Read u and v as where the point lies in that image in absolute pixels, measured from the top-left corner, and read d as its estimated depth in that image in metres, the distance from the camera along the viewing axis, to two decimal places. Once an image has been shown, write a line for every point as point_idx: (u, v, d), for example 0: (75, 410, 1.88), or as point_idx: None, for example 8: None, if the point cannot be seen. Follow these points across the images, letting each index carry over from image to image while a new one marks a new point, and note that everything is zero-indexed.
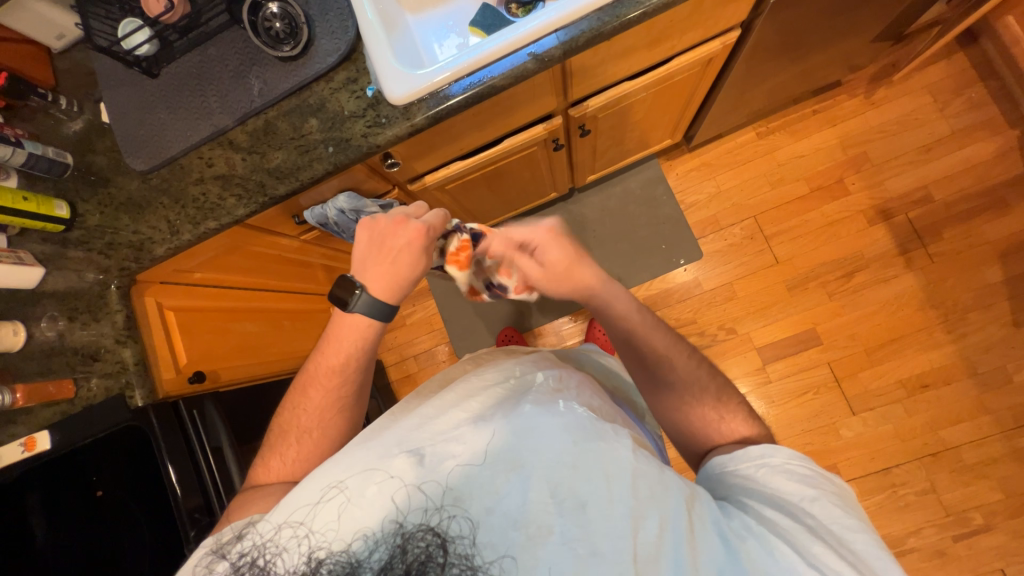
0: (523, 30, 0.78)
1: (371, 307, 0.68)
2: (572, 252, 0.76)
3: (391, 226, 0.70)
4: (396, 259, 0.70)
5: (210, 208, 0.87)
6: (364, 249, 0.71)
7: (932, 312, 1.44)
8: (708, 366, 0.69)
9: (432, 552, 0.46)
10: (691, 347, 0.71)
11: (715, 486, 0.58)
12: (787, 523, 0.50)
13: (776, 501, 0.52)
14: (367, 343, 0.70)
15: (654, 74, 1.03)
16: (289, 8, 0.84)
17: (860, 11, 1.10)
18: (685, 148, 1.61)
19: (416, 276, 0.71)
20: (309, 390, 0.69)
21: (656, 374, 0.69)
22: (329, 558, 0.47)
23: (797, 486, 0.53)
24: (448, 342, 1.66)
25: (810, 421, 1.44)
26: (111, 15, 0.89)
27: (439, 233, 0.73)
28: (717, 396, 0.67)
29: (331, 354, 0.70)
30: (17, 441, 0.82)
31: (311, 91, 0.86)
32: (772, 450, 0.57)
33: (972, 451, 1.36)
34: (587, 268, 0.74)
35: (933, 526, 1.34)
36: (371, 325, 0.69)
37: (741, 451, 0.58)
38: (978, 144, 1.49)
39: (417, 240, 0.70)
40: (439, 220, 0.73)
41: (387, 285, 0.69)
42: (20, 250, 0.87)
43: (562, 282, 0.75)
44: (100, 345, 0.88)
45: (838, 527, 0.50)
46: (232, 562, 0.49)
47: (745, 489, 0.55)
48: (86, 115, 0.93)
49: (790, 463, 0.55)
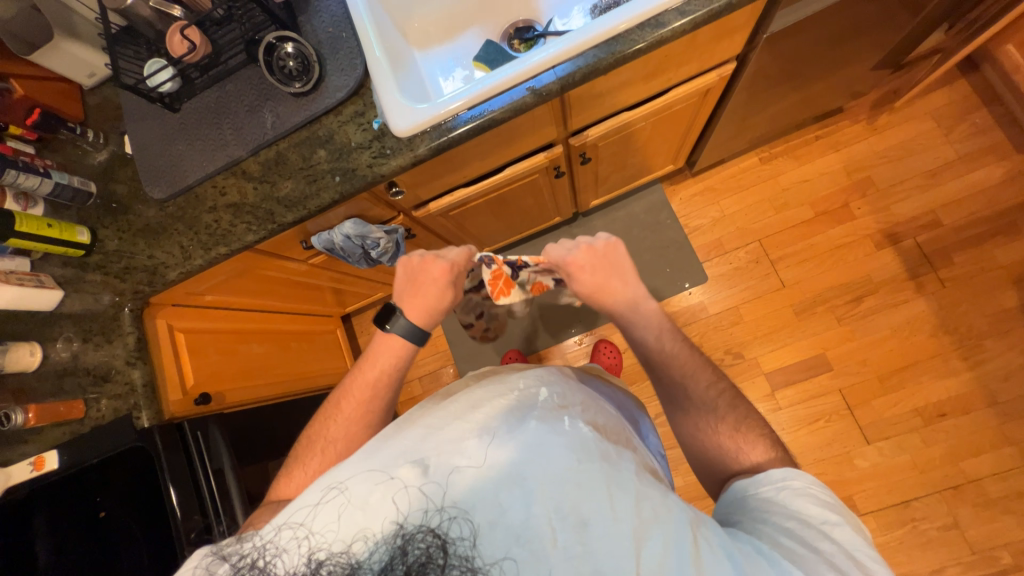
0: (523, 66, 0.82)
1: (409, 331, 0.72)
2: (607, 276, 0.73)
3: (420, 263, 0.74)
4: (428, 293, 0.73)
5: (221, 235, 0.90)
6: (401, 284, 0.75)
7: (946, 338, 1.41)
8: (730, 395, 0.67)
9: (432, 553, 0.46)
10: (717, 375, 0.70)
11: (733, 510, 0.56)
12: (800, 548, 0.48)
13: (794, 524, 0.51)
14: (400, 361, 0.72)
15: (652, 105, 1.05)
16: (303, 49, 0.89)
17: (857, 42, 1.12)
18: (688, 172, 1.63)
19: (447, 307, 0.75)
20: (342, 403, 0.70)
21: (672, 399, 0.70)
22: (329, 560, 0.47)
23: (817, 509, 0.52)
24: (453, 363, 1.66)
25: (822, 450, 1.39)
26: (139, 56, 0.95)
27: (464, 269, 0.76)
28: (735, 425, 0.64)
29: (367, 368, 0.72)
30: (28, 460, 0.83)
31: (321, 124, 0.90)
32: (794, 473, 0.56)
33: (995, 484, 1.30)
34: (620, 293, 0.72)
35: (957, 565, 1.27)
36: (404, 345, 0.72)
37: (762, 474, 0.57)
38: (985, 168, 1.48)
39: (442, 278, 0.73)
40: (463, 257, 0.75)
41: (420, 312, 0.72)
42: (42, 274, 0.91)
43: (595, 303, 0.74)
44: (111, 366, 0.90)
45: (860, 555, 0.48)
46: (233, 565, 0.49)
47: (764, 513, 0.53)
48: (111, 146, 0.99)
49: (811, 488, 0.54)
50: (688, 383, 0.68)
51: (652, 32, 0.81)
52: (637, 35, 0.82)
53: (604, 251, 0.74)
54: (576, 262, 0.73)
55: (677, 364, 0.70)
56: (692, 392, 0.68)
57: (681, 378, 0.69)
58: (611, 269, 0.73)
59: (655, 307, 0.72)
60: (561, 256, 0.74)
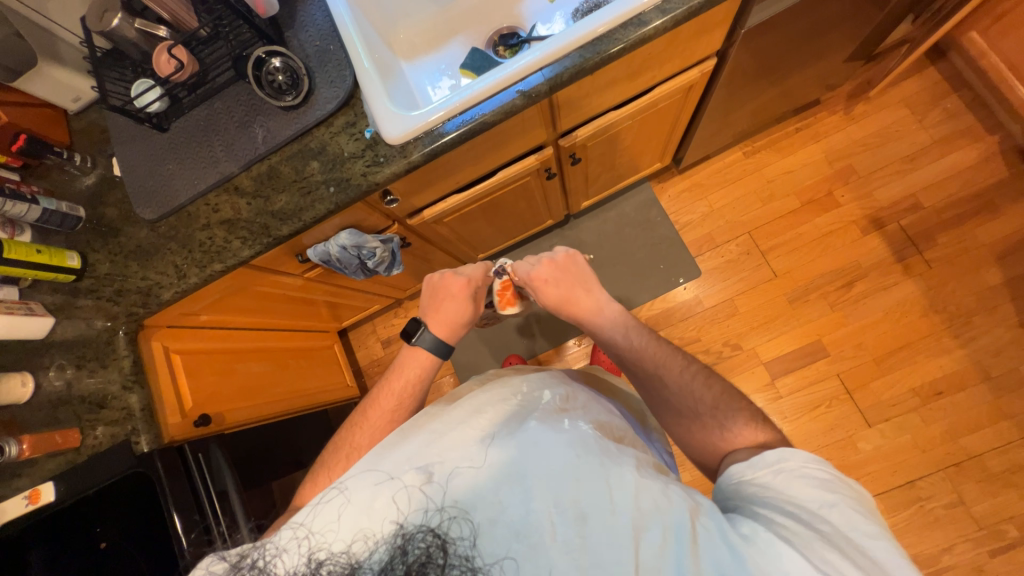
0: (509, 69, 0.83)
1: (434, 344, 0.73)
2: (570, 282, 0.77)
3: (441, 279, 0.78)
4: (447, 308, 0.77)
5: (216, 251, 0.90)
6: (424, 302, 0.79)
7: (936, 317, 1.43)
8: (703, 375, 0.67)
9: (432, 553, 0.44)
10: (687, 359, 0.70)
11: (731, 496, 0.55)
12: (797, 528, 0.47)
13: (791, 507, 0.49)
14: (426, 373, 0.72)
15: (637, 103, 1.07)
16: (291, 62, 0.89)
17: (829, 36, 1.16)
18: (675, 169, 1.66)
19: (469, 320, 0.78)
20: (368, 411, 0.69)
21: (654, 395, 0.69)
22: (328, 560, 0.45)
23: (816, 491, 0.50)
24: (453, 372, 1.65)
25: (825, 436, 1.41)
26: (125, 77, 0.95)
27: (481, 285, 0.81)
28: (714, 405, 0.64)
29: (394, 378, 0.72)
30: (22, 494, 0.80)
31: (313, 136, 0.91)
32: (790, 453, 0.54)
33: (996, 459, 1.32)
34: (585, 296, 0.75)
35: (966, 542, 1.28)
36: (430, 358, 0.73)
37: (758, 457, 0.55)
38: (961, 150, 1.53)
39: (462, 291, 0.78)
40: (480, 272, 0.80)
41: (444, 325, 0.75)
42: (32, 302, 0.89)
43: (564, 311, 0.76)
44: (107, 392, 0.88)
45: (857, 534, 0.47)
46: (232, 563, 0.47)
47: (761, 498, 0.52)
48: (99, 169, 0.98)
49: (808, 467, 0.53)
50: (663, 373, 0.68)
51: (635, 31, 0.83)
52: (620, 34, 0.84)
53: (564, 263, 0.79)
54: (540, 275, 0.77)
55: (648, 357, 0.70)
56: (669, 379, 0.67)
57: (655, 369, 0.68)
58: (573, 279, 0.77)
59: (618, 307, 0.74)
60: (527, 273, 0.79)
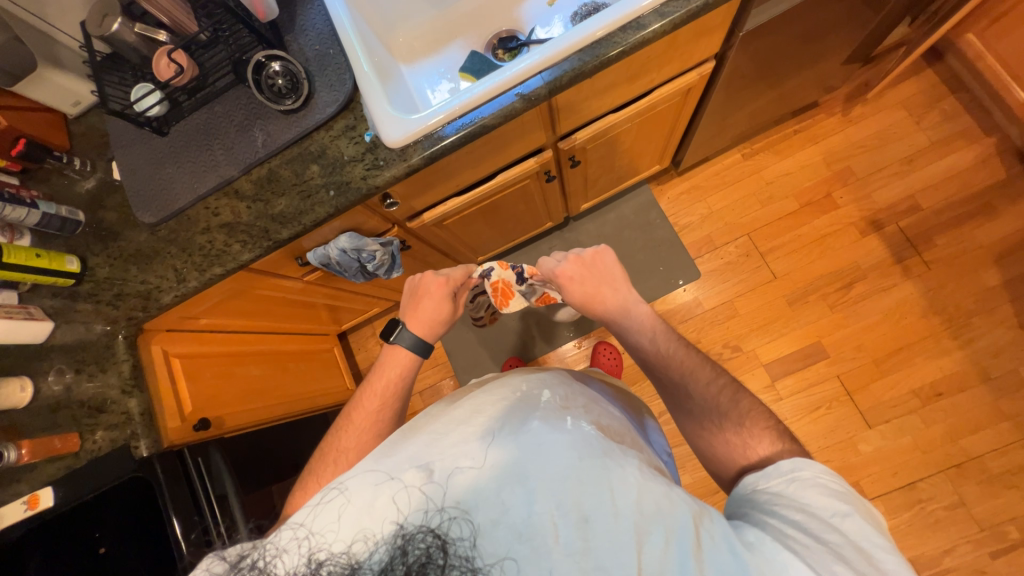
0: (510, 73, 0.83)
1: (414, 343, 0.73)
2: (599, 280, 0.77)
3: (421, 278, 0.79)
4: (426, 308, 0.77)
5: (216, 255, 0.90)
6: (405, 302, 0.79)
7: (936, 319, 1.44)
8: (731, 390, 0.66)
9: (432, 553, 0.44)
10: (716, 371, 0.69)
11: (742, 505, 0.55)
12: (807, 539, 0.47)
13: (801, 517, 0.49)
14: (408, 371, 0.73)
15: (635, 107, 1.08)
16: (291, 66, 0.89)
17: (827, 39, 1.16)
18: (674, 172, 1.66)
19: (447, 318, 0.78)
20: (352, 414, 0.69)
21: (675, 400, 0.70)
22: (328, 560, 0.45)
23: (827, 500, 0.50)
24: (454, 375, 1.65)
25: (825, 437, 1.41)
26: (124, 81, 0.95)
27: (461, 284, 0.81)
28: (738, 421, 0.62)
29: (376, 378, 0.71)
30: (20, 499, 0.79)
31: (312, 139, 0.91)
32: (804, 464, 0.54)
33: (997, 459, 1.32)
34: (611, 296, 0.76)
35: (967, 543, 1.28)
36: (411, 357, 0.73)
37: (771, 467, 0.55)
38: (959, 151, 1.54)
39: (440, 289, 0.78)
40: (460, 272, 0.80)
41: (424, 324, 0.76)
42: (30, 306, 0.89)
43: (588, 309, 0.77)
44: (106, 397, 0.87)
45: (868, 545, 0.47)
46: (231, 562, 0.47)
47: (772, 506, 0.51)
48: (99, 173, 0.98)
49: (822, 478, 0.52)
50: (688, 382, 0.68)
51: (634, 35, 0.83)
52: (620, 37, 0.84)
53: (590, 261, 0.79)
54: (565, 272, 0.78)
55: (674, 363, 0.69)
56: (693, 391, 0.67)
57: (681, 377, 0.68)
58: (600, 278, 0.77)
59: (645, 310, 0.75)
60: (552, 269, 0.80)
